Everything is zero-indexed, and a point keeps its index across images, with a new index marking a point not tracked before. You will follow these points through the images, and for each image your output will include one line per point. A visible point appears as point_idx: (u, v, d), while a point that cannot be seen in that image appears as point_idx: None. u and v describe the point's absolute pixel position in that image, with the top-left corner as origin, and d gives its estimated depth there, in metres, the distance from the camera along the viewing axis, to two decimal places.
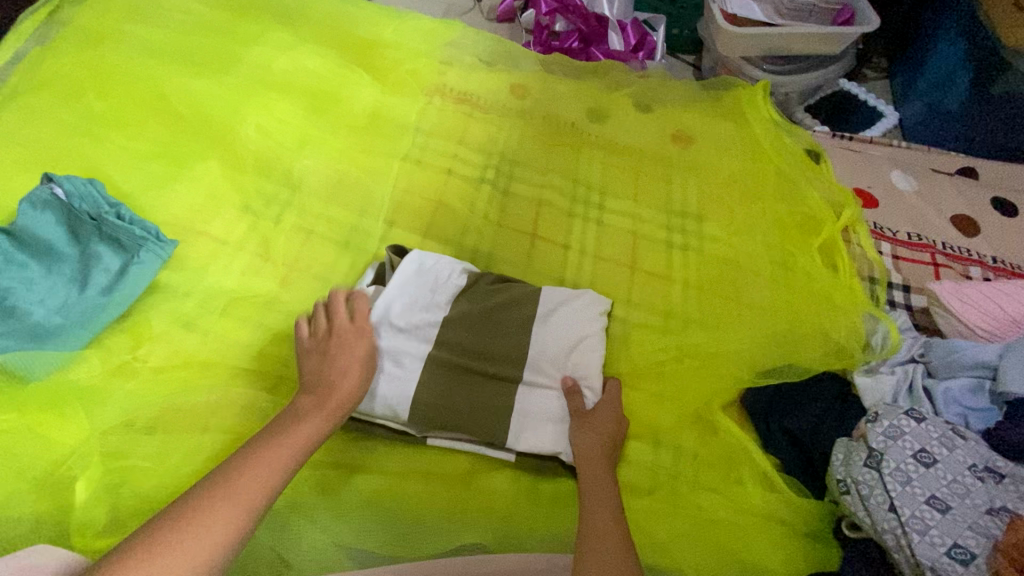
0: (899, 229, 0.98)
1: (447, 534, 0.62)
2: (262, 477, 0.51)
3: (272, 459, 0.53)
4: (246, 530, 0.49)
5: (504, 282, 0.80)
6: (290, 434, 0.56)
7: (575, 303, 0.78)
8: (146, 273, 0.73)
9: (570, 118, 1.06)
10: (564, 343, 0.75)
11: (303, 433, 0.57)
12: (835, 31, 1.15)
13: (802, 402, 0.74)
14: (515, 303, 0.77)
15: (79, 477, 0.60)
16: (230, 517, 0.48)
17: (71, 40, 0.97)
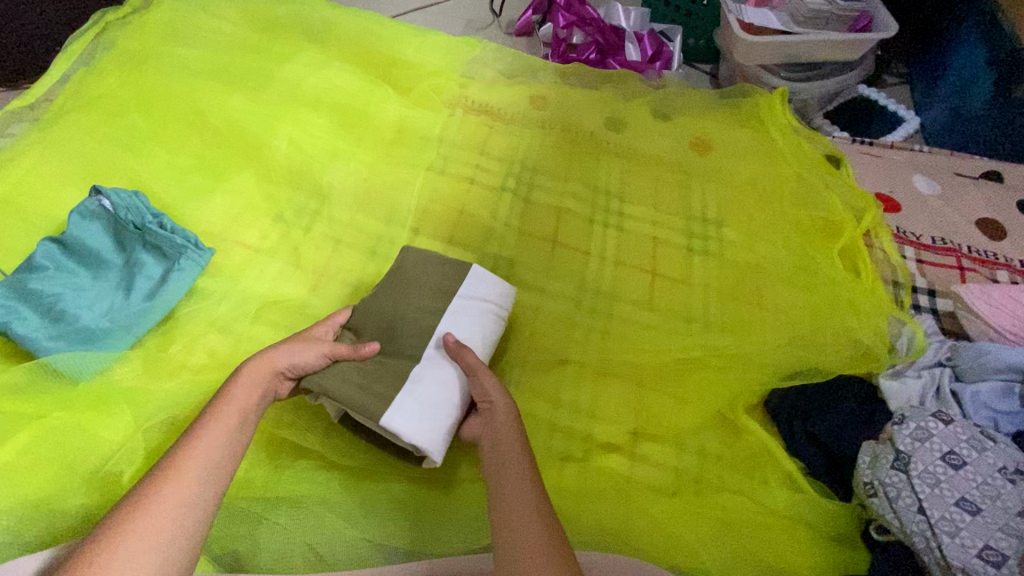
0: (923, 234, 0.98)
1: (473, 532, 0.63)
2: (171, 521, 0.49)
3: (179, 493, 0.51)
4: (214, 465, 0.54)
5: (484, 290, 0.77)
6: (202, 458, 0.54)
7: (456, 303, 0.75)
8: (187, 279, 0.77)
9: (589, 128, 1.09)
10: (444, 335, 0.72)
11: (214, 455, 0.55)
12: (852, 37, 1.17)
13: (827, 406, 0.74)
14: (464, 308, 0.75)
15: (126, 472, 0.63)
16: (210, 443, 0.55)
17: (114, 61, 1.03)
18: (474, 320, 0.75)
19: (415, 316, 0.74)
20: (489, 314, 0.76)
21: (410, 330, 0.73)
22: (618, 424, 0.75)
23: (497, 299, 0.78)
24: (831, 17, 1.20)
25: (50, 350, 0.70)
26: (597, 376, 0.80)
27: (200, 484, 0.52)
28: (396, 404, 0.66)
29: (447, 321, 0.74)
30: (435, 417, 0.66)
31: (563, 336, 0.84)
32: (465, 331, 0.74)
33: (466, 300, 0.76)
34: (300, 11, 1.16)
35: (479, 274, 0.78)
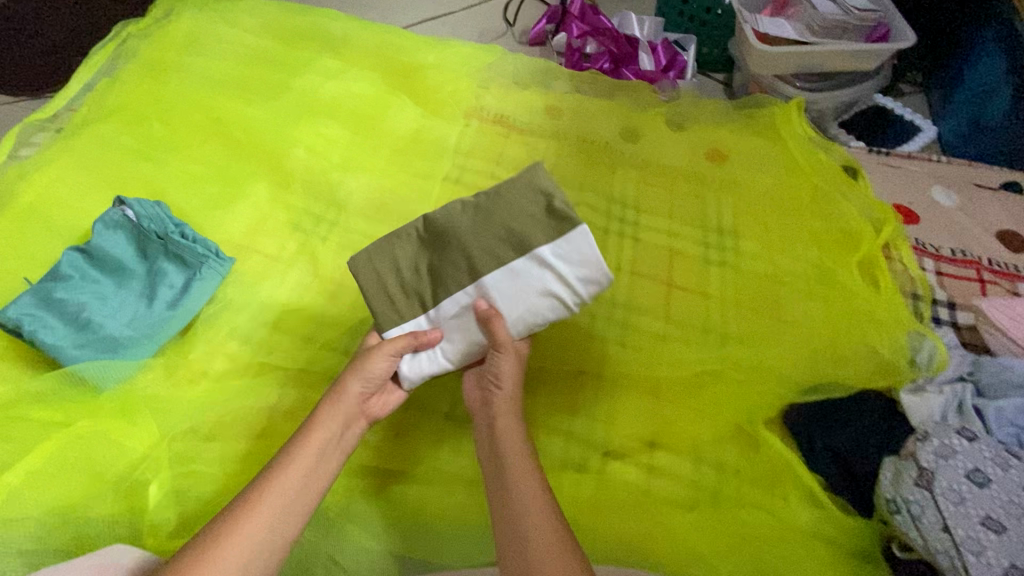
0: (942, 246, 0.97)
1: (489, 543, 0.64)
2: (250, 553, 0.53)
3: (263, 540, 0.54)
4: (294, 500, 0.57)
5: (557, 277, 0.63)
6: (290, 506, 0.57)
7: (521, 272, 0.64)
8: (208, 288, 0.79)
9: (604, 138, 1.09)
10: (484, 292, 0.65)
11: (300, 503, 0.57)
12: (868, 48, 1.16)
13: (844, 421, 0.73)
14: (521, 277, 0.64)
15: (152, 481, 0.64)
16: (293, 476, 0.58)
17: (135, 72, 1.05)
18: (525, 294, 0.64)
19: (468, 257, 0.66)
20: (548, 295, 0.64)
21: (454, 262, 0.67)
22: (635, 436, 0.75)
23: (574, 284, 0.63)
24: (848, 27, 1.19)
25: (76, 358, 0.70)
26: (614, 387, 0.79)
27: (286, 532, 0.56)
28: (404, 325, 0.69)
29: (500, 280, 0.64)
30: (429, 355, 0.69)
31: (580, 344, 0.83)
32: (507, 301, 0.65)
33: (533, 265, 0.63)
34: (318, 22, 1.17)
35: (576, 245, 0.61)
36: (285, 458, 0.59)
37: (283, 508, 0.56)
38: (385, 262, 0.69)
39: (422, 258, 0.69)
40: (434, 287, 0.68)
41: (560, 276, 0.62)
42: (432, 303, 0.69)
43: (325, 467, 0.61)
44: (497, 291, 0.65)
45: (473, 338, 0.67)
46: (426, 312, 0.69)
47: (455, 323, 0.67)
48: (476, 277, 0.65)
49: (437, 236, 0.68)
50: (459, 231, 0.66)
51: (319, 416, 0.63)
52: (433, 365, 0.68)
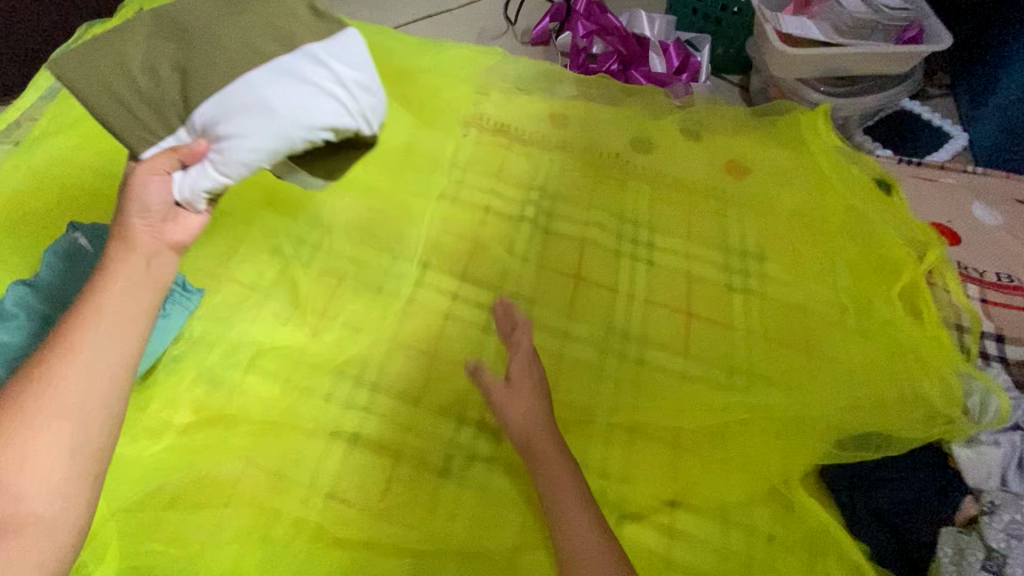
0: (987, 270, 0.88)
1: None
2: (51, 450, 0.44)
3: (76, 408, 0.46)
4: (89, 379, 0.47)
5: (318, 64, 0.57)
6: (95, 362, 0.47)
7: (292, 65, 0.57)
8: (174, 324, 0.71)
9: (614, 149, 1.00)
10: (245, 76, 0.56)
11: (110, 354, 0.48)
12: (901, 50, 1.06)
13: (892, 479, 0.65)
14: (264, 73, 0.56)
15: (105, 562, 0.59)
16: (72, 364, 0.46)
17: None
18: (310, 99, 0.57)
19: (215, 43, 0.57)
20: (326, 96, 0.57)
21: (200, 76, 0.56)
22: (652, 495, 0.66)
23: (358, 96, 0.59)
24: (877, 27, 1.10)
25: None
26: (629, 437, 0.71)
27: (109, 385, 0.48)
28: (156, 136, 0.56)
29: (285, 71, 0.57)
30: (199, 172, 0.57)
31: (589, 386, 0.75)
32: (270, 87, 0.56)
33: (309, 58, 0.57)
34: None
35: (350, 48, 0.59)
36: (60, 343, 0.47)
37: (89, 367, 0.47)
38: (153, 89, 0.56)
39: (155, 43, 0.57)
40: (175, 87, 0.57)
41: (343, 67, 0.58)
42: (185, 112, 0.56)
43: (130, 303, 0.51)
44: (274, 84, 0.56)
45: (254, 143, 0.56)
46: (182, 123, 0.57)
47: (241, 115, 0.56)
48: (236, 74, 0.56)
49: (221, 62, 0.56)
50: (211, 53, 0.57)
51: (112, 266, 0.52)
52: (199, 182, 0.56)
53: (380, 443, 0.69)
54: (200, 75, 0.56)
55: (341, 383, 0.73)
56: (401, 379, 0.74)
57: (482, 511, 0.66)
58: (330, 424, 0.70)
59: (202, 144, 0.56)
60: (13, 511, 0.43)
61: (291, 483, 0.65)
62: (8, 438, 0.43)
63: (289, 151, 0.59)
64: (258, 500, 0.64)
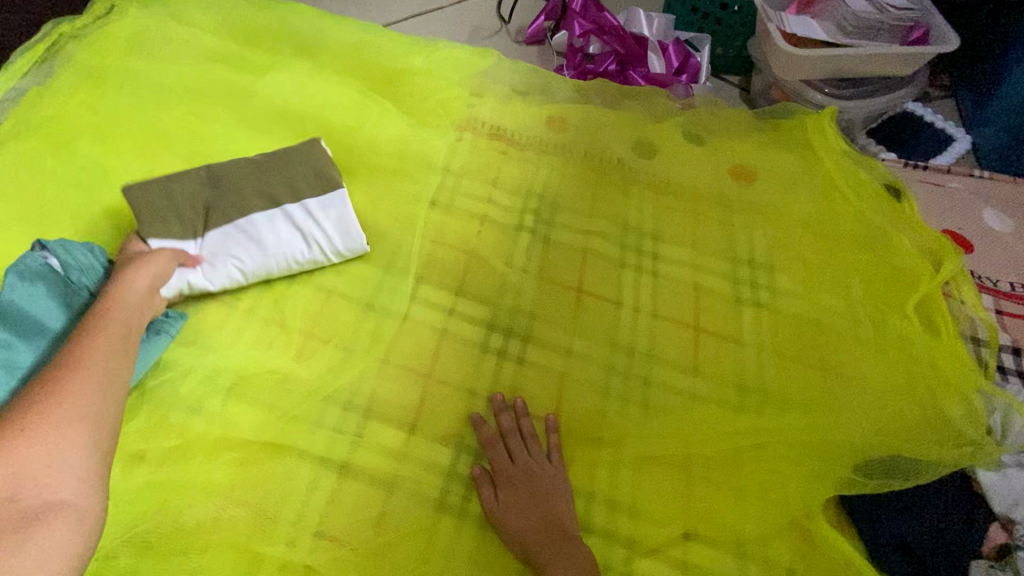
0: (1001, 279, 0.86)
1: None
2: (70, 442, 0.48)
3: (87, 391, 0.51)
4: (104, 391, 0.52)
5: (312, 218, 0.76)
6: (100, 355, 0.54)
7: (298, 218, 0.76)
8: (156, 350, 0.66)
9: (616, 154, 0.96)
10: (237, 231, 0.74)
11: (110, 351, 0.55)
12: (907, 53, 1.03)
13: (916, 507, 0.62)
14: (263, 230, 0.74)
15: None
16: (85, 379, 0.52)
17: (69, 82, 0.90)
18: (294, 244, 0.75)
19: (236, 205, 0.75)
20: (312, 249, 0.76)
21: (238, 198, 0.75)
22: (665, 527, 0.63)
23: (337, 243, 0.77)
24: (882, 28, 1.06)
25: None
26: (639, 463, 0.67)
27: (112, 374, 0.54)
28: (172, 237, 0.72)
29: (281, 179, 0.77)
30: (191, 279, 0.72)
31: (595, 409, 0.71)
32: (253, 255, 0.74)
33: (299, 212, 0.76)
34: (288, 20, 1.02)
35: (338, 213, 0.77)
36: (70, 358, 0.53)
37: (93, 359, 0.53)
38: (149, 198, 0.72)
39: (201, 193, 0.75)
40: (207, 199, 0.75)
41: (335, 220, 0.76)
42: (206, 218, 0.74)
43: (124, 320, 0.60)
44: (266, 223, 0.75)
45: (242, 263, 0.73)
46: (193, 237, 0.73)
47: (263, 226, 0.75)
48: (239, 224, 0.74)
49: (144, 219, 0.72)
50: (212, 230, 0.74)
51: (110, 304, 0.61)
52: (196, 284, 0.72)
53: (373, 475, 0.65)
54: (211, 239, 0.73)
55: (331, 409, 0.68)
56: (395, 404, 0.69)
57: (483, 548, 0.62)
58: (320, 454, 0.65)
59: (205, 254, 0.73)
60: (31, 495, 0.44)
61: (278, 521, 0.61)
62: (24, 427, 0.46)
63: (269, 274, 0.75)
64: (242, 541, 0.59)
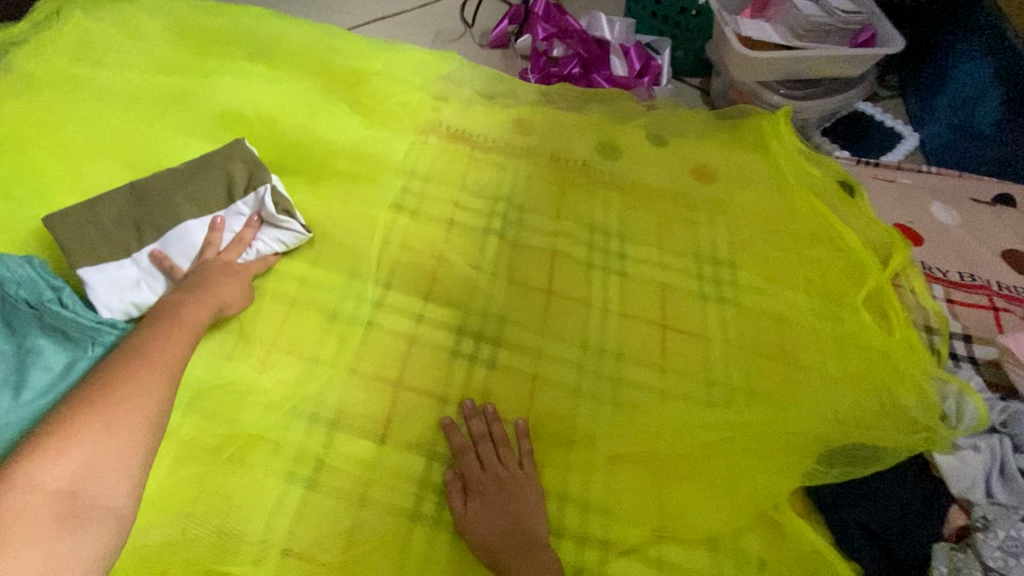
0: (950, 270, 0.89)
1: None
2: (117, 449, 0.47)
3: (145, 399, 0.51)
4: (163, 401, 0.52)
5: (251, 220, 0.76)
6: (156, 371, 0.54)
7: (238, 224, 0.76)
8: (98, 368, 0.62)
9: (581, 156, 0.96)
10: (177, 247, 0.73)
11: (173, 362, 0.56)
12: (856, 53, 1.07)
13: (875, 492, 0.64)
14: (205, 240, 0.73)
15: None
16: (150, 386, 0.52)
17: (5, 86, 0.86)
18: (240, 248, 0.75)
19: (173, 221, 0.73)
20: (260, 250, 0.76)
21: (174, 210, 0.74)
22: (638, 525, 0.63)
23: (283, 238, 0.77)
24: (831, 30, 1.11)
25: None
26: (611, 462, 0.67)
27: (165, 392, 0.53)
28: (110, 264, 0.69)
29: (213, 189, 0.76)
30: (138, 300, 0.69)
31: (566, 410, 0.71)
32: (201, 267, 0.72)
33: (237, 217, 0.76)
34: (243, 23, 1.00)
35: (278, 209, 0.77)
36: (130, 364, 0.53)
37: (150, 374, 0.53)
38: (79, 228, 0.69)
39: (130, 213, 0.73)
40: (140, 220, 0.73)
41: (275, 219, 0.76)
42: (142, 237, 0.72)
43: (184, 340, 0.59)
44: (206, 233, 0.74)
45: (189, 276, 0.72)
46: (134, 258, 0.71)
47: (204, 237, 0.74)
48: (178, 239, 0.73)
49: (73, 247, 0.68)
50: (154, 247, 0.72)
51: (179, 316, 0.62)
52: (143, 304, 0.69)
53: (344, 486, 0.63)
54: (150, 257, 0.71)
55: (296, 422, 0.66)
56: (363, 413, 0.68)
57: (458, 556, 0.61)
58: (286, 469, 0.63)
59: (146, 274, 0.70)
60: (82, 498, 0.44)
61: (247, 539, 0.59)
62: (89, 424, 0.48)
63: None
64: (205, 563, 0.57)
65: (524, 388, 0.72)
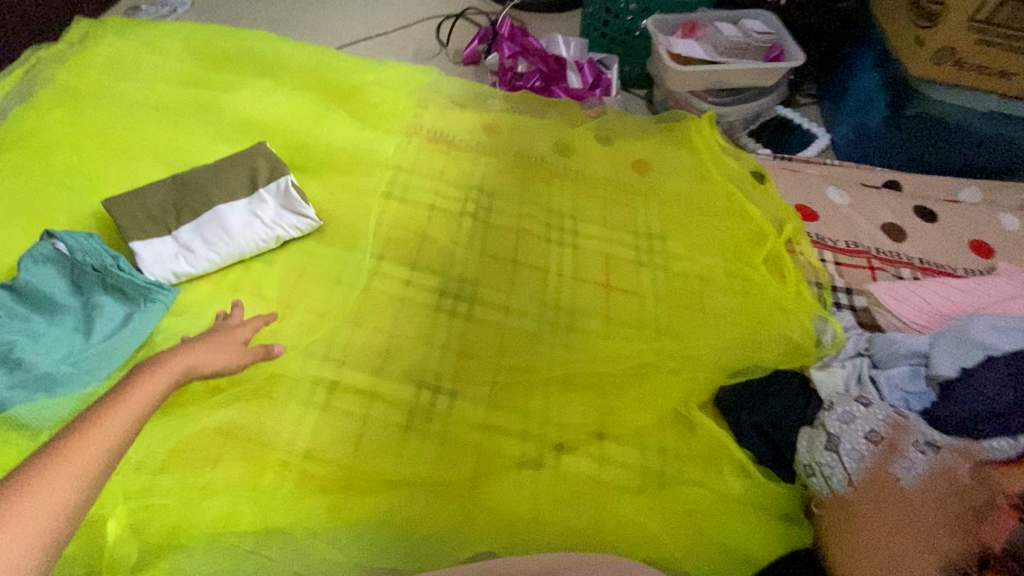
0: (838, 239, 1.09)
1: (463, 541, 0.67)
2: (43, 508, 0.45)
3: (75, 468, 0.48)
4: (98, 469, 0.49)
5: (267, 203, 0.91)
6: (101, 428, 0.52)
7: (257, 206, 0.91)
8: (152, 319, 0.78)
9: (540, 153, 1.15)
10: (207, 223, 0.88)
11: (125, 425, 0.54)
12: (767, 66, 1.29)
13: (765, 399, 0.81)
14: (229, 218, 0.89)
15: (110, 515, 0.63)
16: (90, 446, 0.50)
17: (51, 97, 1.02)
18: (257, 226, 0.90)
19: (204, 203, 0.90)
20: (273, 228, 0.91)
21: (204, 194, 0.90)
22: (583, 428, 0.79)
23: (293, 220, 0.92)
24: (748, 47, 1.33)
25: (7, 400, 0.68)
26: (563, 386, 0.84)
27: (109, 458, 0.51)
28: (153, 237, 0.86)
29: (238, 180, 0.93)
30: (176, 266, 0.85)
31: (526, 348, 0.88)
32: (225, 240, 0.88)
33: (256, 201, 0.92)
34: (251, 45, 1.17)
35: (289, 195, 0.92)
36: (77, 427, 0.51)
37: (89, 438, 0.50)
38: (131, 209, 0.87)
39: (170, 197, 0.90)
40: (178, 202, 0.89)
41: (287, 203, 0.92)
42: (178, 215, 0.88)
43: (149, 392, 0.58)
44: (230, 213, 0.90)
45: (216, 247, 0.87)
46: (171, 232, 0.87)
47: (228, 216, 0.89)
48: (207, 217, 0.89)
49: (126, 224, 0.85)
50: (187, 223, 0.88)
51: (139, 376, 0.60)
52: (180, 269, 0.85)
53: (349, 403, 0.78)
54: (185, 232, 0.87)
55: (307, 358, 0.81)
56: (362, 352, 0.83)
57: (444, 453, 0.75)
58: (303, 393, 0.77)
59: (182, 245, 0.86)
60: None
61: (270, 441, 0.72)
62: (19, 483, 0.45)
63: (240, 254, 0.90)
64: (237, 460, 0.69)
65: (494, 333, 0.89)
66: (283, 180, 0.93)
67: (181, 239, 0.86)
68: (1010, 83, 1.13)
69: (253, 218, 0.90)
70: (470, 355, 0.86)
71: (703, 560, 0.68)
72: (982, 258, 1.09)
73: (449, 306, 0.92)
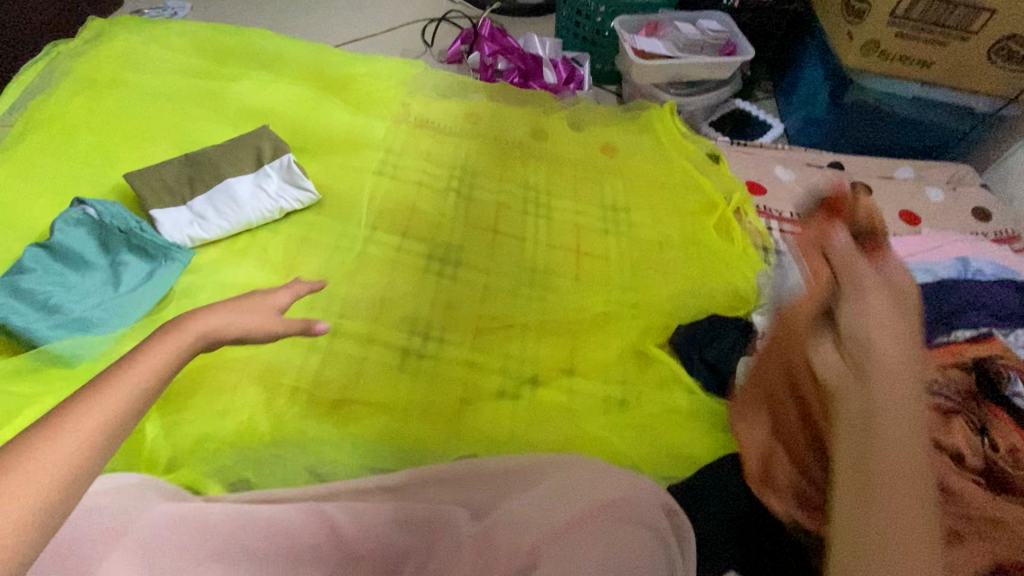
0: (784, 210, 1.23)
1: (454, 448, 0.78)
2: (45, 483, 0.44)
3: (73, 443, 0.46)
4: (100, 446, 0.48)
5: (272, 178, 1.02)
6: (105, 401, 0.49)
7: (263, 181, 1.02)
8: (172, 274, 0.89)
9: (517, 138, 1.28)
10: (218, 196, 0.99)
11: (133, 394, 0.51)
12: (721, 60, 1.43)
13: (714, 336, 0.92)
14: (238, 191, 1.00)
15: (147, 422, 0.73)
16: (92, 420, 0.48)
17: (72, 87, 1.12)
18: (263, 199, 1.01)
19: (215, 178, 1.00)
20: (278, 201, 1.02)
21: (215, 170, 1.01)
22: (557, 362, 0.90)
23: (296, 194, 1.03)
24: (705, 44, 1.47)
25: (49, 337, 0.78)
26: (539, 330, 0.94)
27: (113, 431, 0.49)
28: (170, 206, 0.96)
29: (245, 158, 1.04)
30: (190, 232, 0.95)
31: (506, 300, 0.99)
32: (234, 210, 0.98)
33: (262, 177, 1.02)
34: (253, 42, 1.29)
35: (292, 172, 1.03)
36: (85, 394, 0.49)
37: (91, 410, 0.48)
38: (150, 182, 0.97)
39: (184, 172, 1.00)
40: (191, 176, 1.00)
41: (290, 178, 1.03)
42: (192, 188, 0.99)
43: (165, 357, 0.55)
44: (239, 187, 1.00)
45: (225, 216, 0.97)
46: (186, 203, 0.97)
47: (237, 189, 1.00)
48: (218, 190, 0.99)
49: (146, 193, 0.96)
50: (200, 195, 0.98)
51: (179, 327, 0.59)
52: (194, 235, 0.95)
53: (350, 345, 0.87)
54: (199, 202, 0.98)
55: (310, 310, 0.92)
56: (360, 305, 0.94)
57: (434, 383, 0.85)
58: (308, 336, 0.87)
59: (196, 214, 0.97)
60: None
61: (282, 373, 0.82)
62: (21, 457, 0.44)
63: (248, 224, 1.00)
64: (255, 386, 0.80)
65: (477, 288, 1.00)
66: (286, 158, 1.04)
67: (195, 209, 0.97)
68: (931, 70, 1.27)
69: (260, 191, 1.01)
70: (456, 306, 0.97)
71: (658, 463, 0.79)
72: (911, 227, 1.23)
73: (436, 266, 1.02)
